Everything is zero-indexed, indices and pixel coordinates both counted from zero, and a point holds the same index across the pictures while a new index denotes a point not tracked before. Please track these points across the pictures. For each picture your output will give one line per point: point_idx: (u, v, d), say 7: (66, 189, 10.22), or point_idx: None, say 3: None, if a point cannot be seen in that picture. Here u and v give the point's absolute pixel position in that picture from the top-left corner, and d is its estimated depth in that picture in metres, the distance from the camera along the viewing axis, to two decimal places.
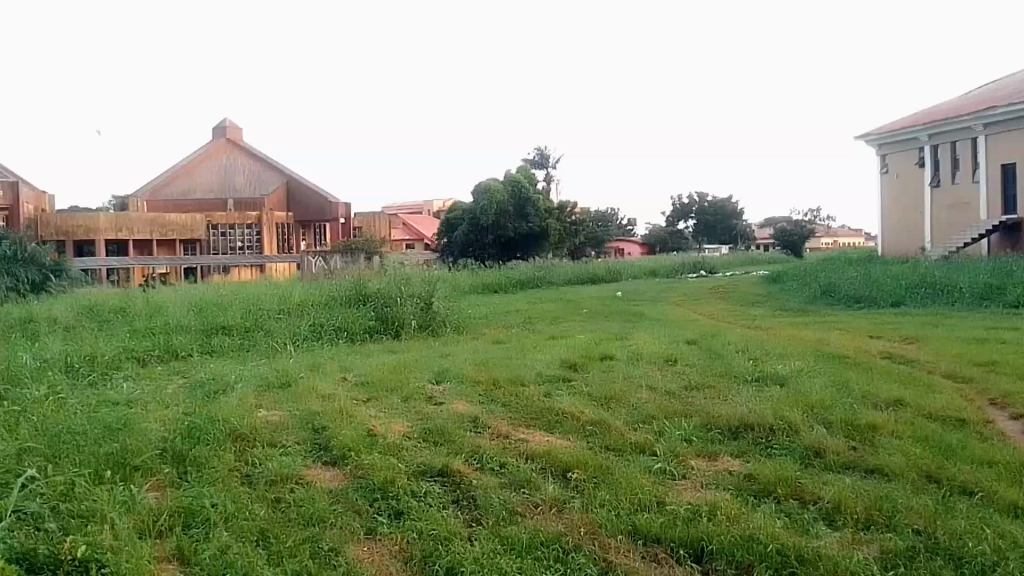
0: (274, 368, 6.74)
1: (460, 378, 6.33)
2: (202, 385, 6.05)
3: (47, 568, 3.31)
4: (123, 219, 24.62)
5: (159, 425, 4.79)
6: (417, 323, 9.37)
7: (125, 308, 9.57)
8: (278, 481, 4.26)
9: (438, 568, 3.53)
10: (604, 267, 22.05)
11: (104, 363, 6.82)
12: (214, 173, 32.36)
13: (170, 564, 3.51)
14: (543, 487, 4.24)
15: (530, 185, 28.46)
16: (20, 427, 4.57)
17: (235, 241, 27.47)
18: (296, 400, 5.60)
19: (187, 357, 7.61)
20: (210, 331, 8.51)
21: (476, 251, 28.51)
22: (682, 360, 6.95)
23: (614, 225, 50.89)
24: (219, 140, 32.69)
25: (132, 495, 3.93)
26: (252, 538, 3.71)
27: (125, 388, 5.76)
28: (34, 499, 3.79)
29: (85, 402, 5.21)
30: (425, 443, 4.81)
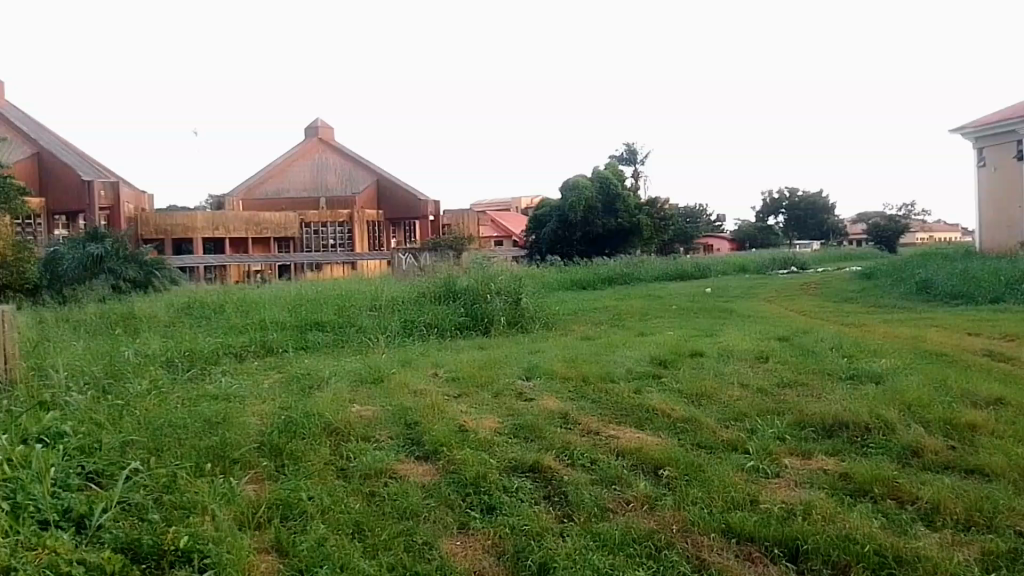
0: (367, 364, 6.81)
1: (550, 374, 6.36)
2: (298, 379, 6.20)
3: (151, 558, 3.35)
4: (220, 218, 25.06)
5: (257, 419, 4.94)
6: (506, 319, 9.49)
7: (225, 303, 9.95)
8: (372, 475, 4.31)
9: (531, 563, 3.52)
10: (693, 263, 21.95)
11: (203, 357, 7.04)
12: (306, 171, 32.37)
13: (269, 555, 3.53)
14: (635, 485, 4.21)
15: (619, 181, 28.51)
16: (122, 419, 4.71)
17: (327, 239, 27.69)
18: (389, 395, 5.68)
19: (281, 352, 7.81)
20: (303, 327, 8.72)
21: (563, 248, 28.63)
22: (769, 358, 6.88)
23: (701, 220, 50.95)
24: (312, 140, 32.86)
25: (231, 487, 4.00)
26: (348, 531, 3.72)
27: (223, 383, 5.93)
28: (138, 490, 3.85)
29: (188, 397, 5.38)
30: (515, 438, 4.85)
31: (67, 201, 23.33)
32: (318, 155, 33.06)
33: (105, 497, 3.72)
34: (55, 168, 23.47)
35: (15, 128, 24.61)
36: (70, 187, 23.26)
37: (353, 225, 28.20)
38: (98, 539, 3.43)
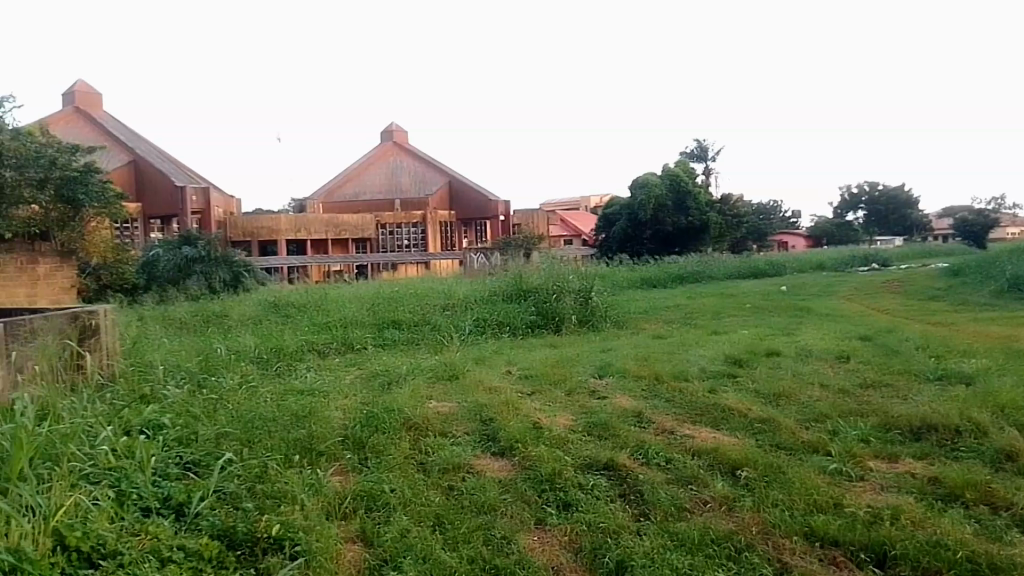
0: (442, 361, 6.98)
1: (623, 373, 6.36)
2: (377, 376, 6.38)
3: (245, 544, 3.56)
4: (302, 220, 26.01)
5: (340, 413, 5.13)
6: (577, 318, 9.55)
7: (305, 301, 10.31)
8: (450, 470, 4.40)
9: (609, 560, 3.55)
10: (766, 260, 21.60)
11: (289, 354, 7.34)
12: (382, 174, 33.03)
13: (355, 545, 3.69)
14: (713, 485, 4.17)
15: (690, 179, 28.28)
16: (216, 412, 4.96)
17: (402, 240, 28.63)
18: (465, 392, 5.79)
19: (361, 349, 8.05)
20: (381, 325, 8.96)
21: (633, 247, 28.29)
22: (849, 358, 6.69)
23: (777, 217, 49.95)
24: (387, 144, 33.80)
25: (318, 478, 4.17)
26: (429, 523, 3.83)
27: (308, 379, 6.18)
28: (232, 480, 4.06)
29: (276, 392, 5.62)
30: (590, 436, 4.87)
31: (161, 207, 24.46)
32: (392, 158, 33.79)
33: (201, 486, 3.94)
34: (151, 175, 24.57)
35: (113, 137, 25.80)
36: (164, 193, 24.34)
37: (426, 225, 29.12)
38: (196, 526, 3.64)
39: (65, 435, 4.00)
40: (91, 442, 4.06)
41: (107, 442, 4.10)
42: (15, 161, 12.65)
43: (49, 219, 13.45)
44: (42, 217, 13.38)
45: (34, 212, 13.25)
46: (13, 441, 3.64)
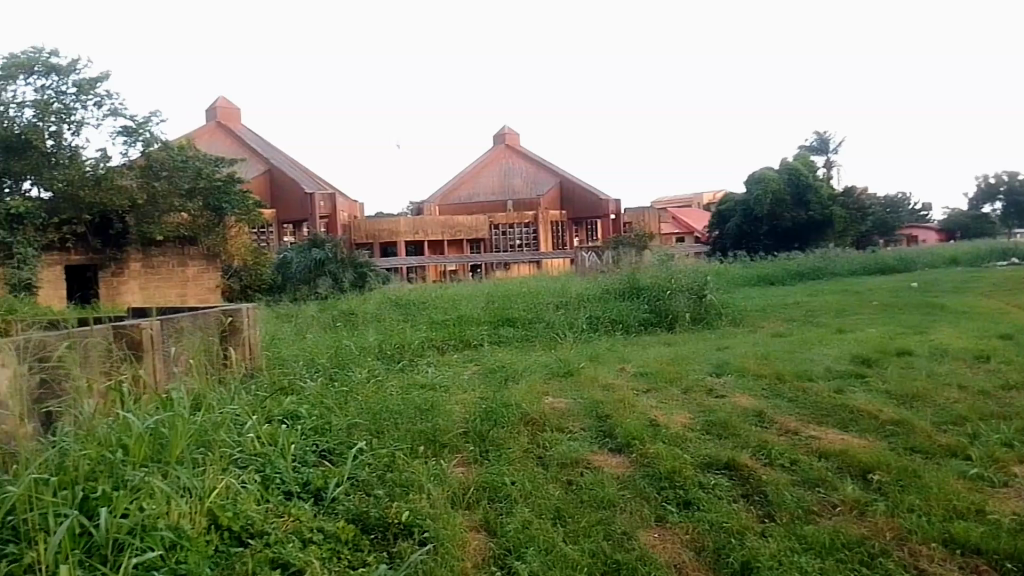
0: (558, 357, 7.13)
1: (741, 372, 6.28)
2: (495, 372, 6.60)
3: (378, 528, 3.95)
4: (419, 222, 26.93)
5: (460, 407, 5.45)
6: (691, 315, 9.55)
7: (425, 299, 10.85)
8: (569, 464, 4.54)
9: (732, 560, 3.52)
10: (894, 255, 20.54)
11: (411, 349, 7.72)
12: (494, 176, 34.14)
13: (479, 533, 3.95)
14: (841, 488, 4.05)
15: (811, 172, 27.62)
16: (347, 403, 5.43)
17: (514, 240, 29.09)
18: (579, 388, 5.91)
19: (477, 345, 8.35)
20: (496, 322, 9.24)
21: (749, 244, 28.18)
22: (992, 358, 6.27)
23: (903, 211, 47.29)
24: (499, 146, 34.90)
25: (442, 469, 4.45)
26: (550, 516, 4.00)
27: (430, 373, 6.51)
28: (364, 467, 4.45)
29: (402, 385, 5.97)
30: (709, 435, 4.85)
31: (294, 213, 26.21)
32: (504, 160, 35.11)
33: (336, 473, 4.36)
34: (285, 183, 26.47)
35: (251, 148, 28.08)
36: (296, 200, 26.04)
37: (538, 225, 29.61)
38: (333, 510, 4.07)
39: (216, 423, 4.45)
40: (239, 430, 4.54)
41: (252, 430, 4.60)
42: (169, 173, 15.89)
43: (198, 226, 16.59)
44: (193, 223, 16.58)
45: (185, 219, 16.46)
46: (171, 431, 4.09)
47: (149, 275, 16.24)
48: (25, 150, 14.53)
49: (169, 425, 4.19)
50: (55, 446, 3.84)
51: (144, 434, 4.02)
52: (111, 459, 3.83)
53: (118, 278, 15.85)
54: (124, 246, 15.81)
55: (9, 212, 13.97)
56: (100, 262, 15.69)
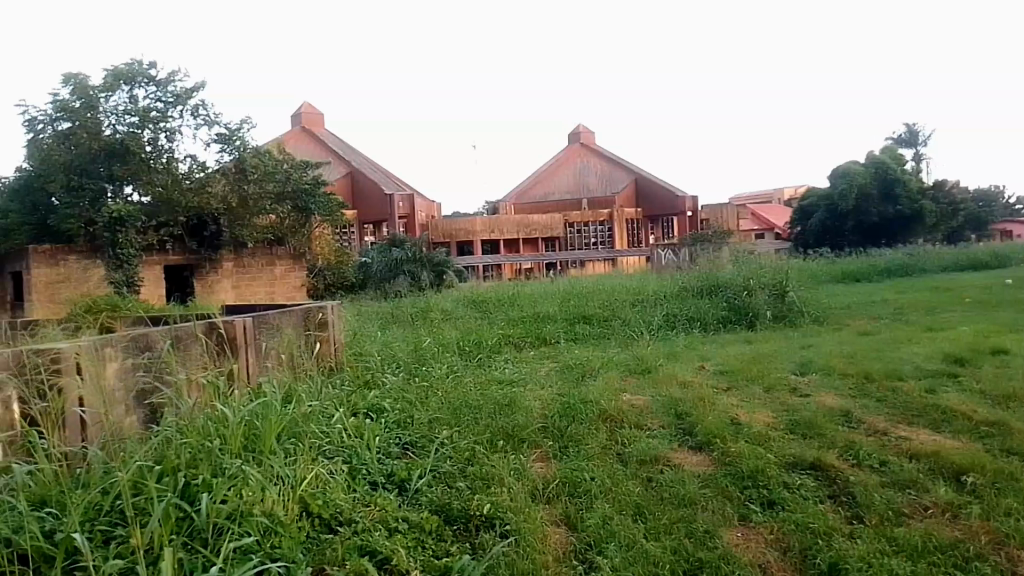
0: (635, 355, 7.30)
1: (826, 370, 6.24)
2: (571, 369, 6.84)
3: (460, 520, 4.18)
4: (495, 221, 28.04)
5: (539, 402, 5.73)
6: (772, 314, 9.73)
7: (502, 296, 11.32)
8: (648, 462, 4.65)
9: (820, 562, 3.53)
10: (989, 250, 19.75)
11: (489, 346, 8.22)
12: (570, 175, 36.25)
13: (560, 527, 4.11)
14: (933, 489, 3.99)
15: (899, 166, 26.87)
16: (428, 398, 5.73)
17: (589, 237, 30.09)
18: (656, 386, 6.02)
19: (554, 343, 8.79)
20: (572, 320, 9.66)
21: (832, 240, 27.87)
22: None
23: (1000, 204, 45.01)
24: (574, 146, 36.93)
25: (522, 464, 4.65)
26: (630, 512, 4.12)
27: (507, 370, 6.85)
28: (445, 461, 4.72)
29: (481, 381, 6.33)
30: (792, 434, 4.87)
31: (373, 213, 27.85)
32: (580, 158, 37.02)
33: (419, 466, 4.64)
34: (366, 186, 28.16)
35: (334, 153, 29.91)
36: (377, 200, 27.72)
37: (613, 223, 30.41)
38: (417, 500, 4.33)
39: (305, 416, 4.76)
40: (327, 422, 4.86)
41: (340, 422, 4.92)
42: (257, 177, 18.18)
43: (285, 228, 18.96)
44: (279, 224, 18.96)
45: (274, 220, 18.89)
46: (264, 423, 4.41)
47: (240, 273, 18.30)
48: (128, 156, 16.91)
49: (262, 417, 4.50)
50: (160, 433, 4.19)
51: (239, 425, 4.33)
52: (211, 448, 4.13)
53: (212, 276, 18.01)
54: (217, 247, 17.98)
55: (113, 216, 16.48)
56: (196, 262, 17.95)
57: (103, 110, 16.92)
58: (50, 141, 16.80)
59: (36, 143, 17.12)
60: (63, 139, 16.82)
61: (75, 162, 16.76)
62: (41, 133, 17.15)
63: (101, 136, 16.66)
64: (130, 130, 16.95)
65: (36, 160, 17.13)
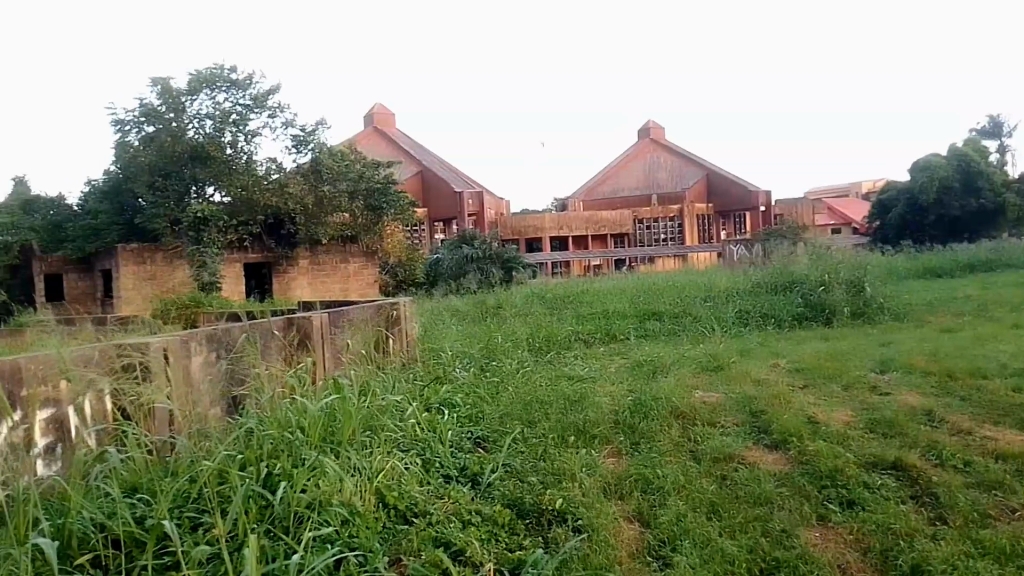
0: (708, 351, 7.50)
1: (907, 368, 6.30)
2: (642, 364, 7.09)
3: (532, 513, 4.24)
4: (564, 219, 29.57)
5: (608, 398, 5.85)
6: (850, 310, 10.05)
7: (573, 292, 11.70)
8: (722, 460, 4.74)
9: (901, 563, 3.60)
10: None
11: (558, 342, 8.63)
12: (640, 170, 37.52)
13: (633, 524, 4.20)
14: (1022, 492, 4.04)
15: (982, 158, 26.10)
16: (499, 393, 5.93)
17: (659, 233, 31.28)
18: (730, 383, 6.17)
19: (623, 338, 9.21)
20: (643, 316, 10.14)
21: (913, 234, 27.17)
22: None
23: None
24: (644, 140, 37.99)
25: (593, 460, 4.77)
26: (704, 510, 4.20)
27: (578, 366, 7.13)
28: (516, 455, 4.83)
29: (551, 377, 6.55)
30: (872, 433, 4.95)
31: (443, 210, 29.01)
32: (649, 153, 38.32)
33: (491, 460, 4.76)
34: (436, 183, 29.36)
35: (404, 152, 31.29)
36: (446, 197, 28.88)
37: (682, 218, 31.55)
38: (489, 493, 4.42)
39: (380, 409, 4.93)
40: (401, 416, 5.03)
41: (413, 416, 5.09)
42: (332, 177, 19.02)
43: (358, 226, 19.74)
44: (353, 223, 19.67)
45: (348, 219, 19.62)
46: (341, 416, 4.56)
47: (316, 270, 19.74)
48: (209, 158, 18.19)
49: (339, 410, 4.65)
50: (242, 421, 4.42)
51: (317, 417, 4.47)
52: (292, 440, 4.29)
53: (290, 274, 19.54)
54: (294, 245, 19.45)
55: (198, 216, 17.79)
56: (276, 260, 19.41)
57: (187, 114, 18.19)
58: (136, 144, 18.04)
59: (122, 145, 18.28)
60: (148, 142, 18.05)
61: (159, 164, 18.04)
62: (126, 135, 18.36)
63: (185, 139, 17.91)
64: (210, 133, 18.17)
65: (122, 162, 18.32)
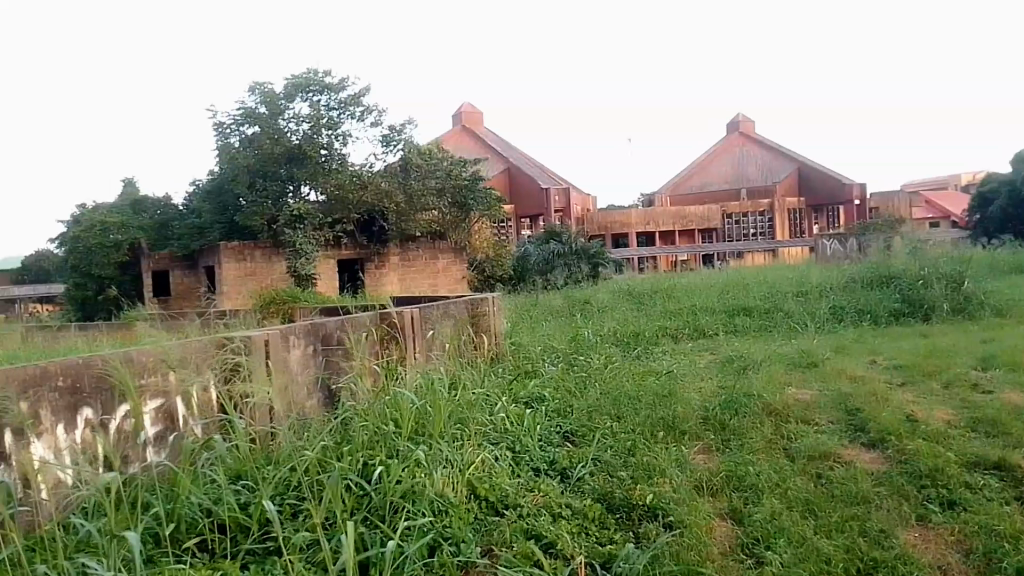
0: (802, 350, 7.72)
1: (1012, 366, 6.27)
2: (733, 360, 7.38)
3: (623, 508, 4.27)
4: (652, 215, 30.79)
5: (698, 394, 5.99)
6: (949, 306, 10.12)
7: (660, 290, 12.34)
8: (818, 458, 4.77)
9: (1006, 565, 3.57)
10: None
11: (645, 339, 9.12)
12: (727, 164, 38.66)
13: (724, 520, 4.21)
14: None
15: None
16: (587, 388, 6.18)
17: (748, 228, 32.09)
18: (824, 379, 6.33)
19: (712, 335, 9.65)
20: (731, 312, 10.59)
21: (1017, 226, 26.37)
22: None
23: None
24: (733, 136, 39.34)
25: (683, 455, 4.83)
26: (799, 508, 4.20)
27: (664, 361, 7.49)
28: (606, 450, 4.93)
29: (636, 372, 6.80)
30: (973, 433, 4.92)
31: (530, 207, 30.48)
32: (738, 148, 39.22)
33: (581, 455, 4.86)
34: (522, 179, 30.78)
35: (494, 150, 32.84)
36: (531, 195, 30.30)
37: (773, 214, 32.21)
38: (579, 488, 4.50)
39: (470, 403, 5.11)
40: (490, 411, 5.20)
41: (502, 411, 5.26)
42: (422, 176, 19.69)
43: (446, 223, 20.36)
44: (442, 221, 20.24)
45: (436, 217, 20.12)
46: (432, 409, 4.69)
47: (405, 266, 20.01)
48: (305, 159, 18.86)
49: (430, 404, 4.78)
50: (339, 414, 4.62)
51: (411, 411, 4.61)
52: (386, 432, 4.42)
53: (381, 270, 19.77)
54: (386, 242, 19.76)
55: (296, 214, 18.47)
56: (367, 256, 19.69)
57: (284, 116, 18.92)
58: (238, 146, 18.97)
59: (224, 146, 19.30)
60: (248, 144, 19.00)
61: (258, 166, 18.90)
62: (228, 138, 19.34)
63: (283, 141, 18.67)
64: (306, 135, 18.83)
65: (224, 162, 19.34)
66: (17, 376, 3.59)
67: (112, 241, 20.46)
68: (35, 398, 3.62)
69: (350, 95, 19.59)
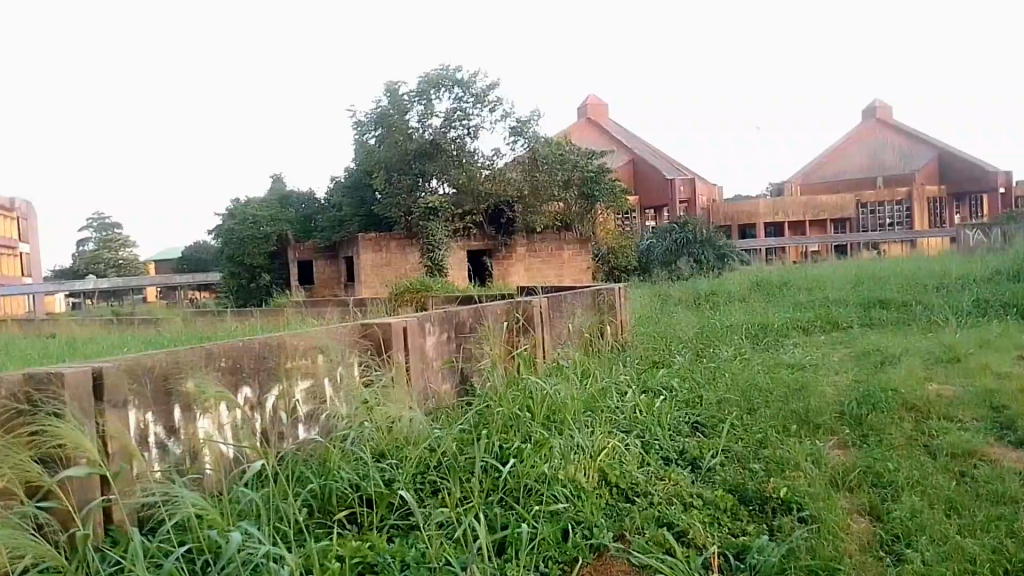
0: (944, 343, 7.72)
1: None
2: (868, 355, 7.46)
3: (757, 501, 4.32)
4: (779, 205, 30.21)
5: (832, 389, 6.14)
6: None
7: (786, 282, 12.64)
8: (961, 455, 4.77)
9: None
10: None
11: (776, 330, 9.13)
12: (863, 152, 37.79)
13: (863, 516, 4.19)
14: None
15: None
16: (717, 379, 6.45)
17: (884, 217, 30.84)
18: (967, 377, 6.32)
19: (847, 327, 9.49)
20: (869, 305, 10.47)
21: None
22: None
23: None
24: (868, 123, 38.36)
25: (816, 449, 4.92)
26: (942, 507, 4.13)
27: (795, 354, 7.68)
28: (737, 443, 5.07)
29: (770, 365, 7.10)
30: None
31: (655, 198, 30.73)
32: (875, 134, 38.31)
33: (711, 446, 5.00)
34: (647, 171, 31.12)
35: (619, 142, 33.17)
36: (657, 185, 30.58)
37: (911, 201, 30.68)
38: (709, 479, 4.60)
39: (600, 394, 5.38)
40: (620, 401, 5.46)
41: (633, 401, 5.50)
42: (550, 164, 19.99)
43: (572, 214, 20.62)
44: (567, 211, 20.57)
45: (563, 208, 20.49)
46: (563, 400, 4.95)
47: (531, 257, 20.24)
48: (438, 154, 19.85)
49: (561, 395, 5.05)
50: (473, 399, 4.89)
51: (543, 399, 4.87)
52: (521, 417, 4.66)
53: (508, 261, 20.22)
54: (513, 233, 20.29)
55: (428, 207, 19.27)
56: (495, 246, 20.34)
57: (413, 113, 19.88)
58: (375, 142, 20.27)
59: (364, 144, 20.71)
60: (382, 142, 20.28)
61: (393, 160, 19.87)
62: (366, 136, 20.76)
63: (415, 139, 19.64)
64: (438, 131, 19.78)
65: (364, 161, 20.68)
66: (187, 355, 3.72)
67: (264, 233, 21.85)
68: (201, 374, 3.73)
69: (476, 90, 20.25)
